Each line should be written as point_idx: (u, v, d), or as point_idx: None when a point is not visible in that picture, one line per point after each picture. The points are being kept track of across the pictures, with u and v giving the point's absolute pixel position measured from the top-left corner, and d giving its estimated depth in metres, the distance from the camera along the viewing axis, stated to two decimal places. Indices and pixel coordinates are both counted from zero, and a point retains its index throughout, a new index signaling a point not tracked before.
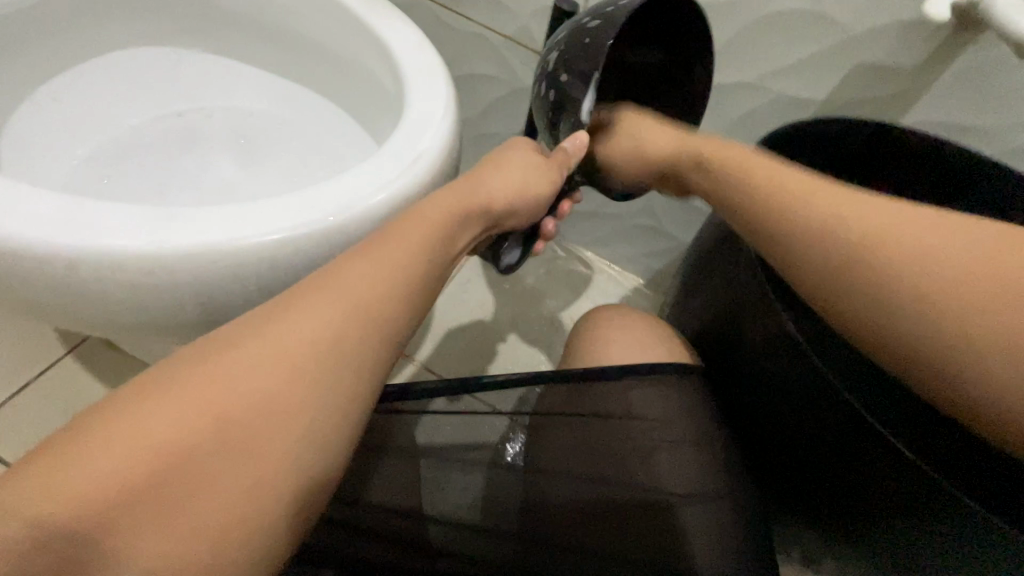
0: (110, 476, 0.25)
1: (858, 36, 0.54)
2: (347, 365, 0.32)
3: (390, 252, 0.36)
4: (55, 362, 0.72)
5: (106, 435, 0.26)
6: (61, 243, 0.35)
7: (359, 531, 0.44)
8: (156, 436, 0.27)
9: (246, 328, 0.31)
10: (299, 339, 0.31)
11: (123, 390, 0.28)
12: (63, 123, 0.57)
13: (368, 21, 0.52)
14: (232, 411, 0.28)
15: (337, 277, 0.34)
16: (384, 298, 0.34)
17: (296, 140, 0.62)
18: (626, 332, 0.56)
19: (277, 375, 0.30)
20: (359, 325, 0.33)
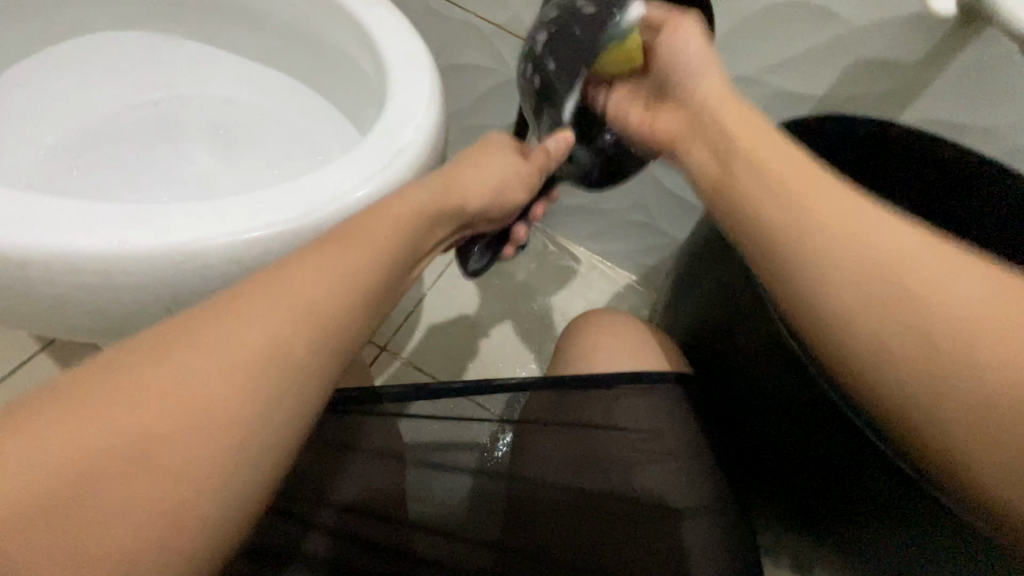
0: (48, 467, 0.24)
1: (859, 29, 0.52)
2: (306, 369, 0.30)
3: (352, 254, 0.34)
4: (27, 358, 0.69)
5: (48, 424, 0.24)
6: (14, 241, 0.33)
7: (325, 530, 0.43)
8: (101, 430, 0.25)
9: (188, 327, 0.29)
10: (250, 342, 0.29)
11: (74, 379, 0.26)
12: (28, 110, 0.54)
13: (350, 6, 0.49)
14: (166, 415, 0.26)
15: (289, 277, 0.32)
16: (346, 305, 0.32)
17: (276, 130, 0.59)
18: (617, 333, 0.55)
19: (223, 377, 0.28)
20: (311, 329, 0.31)
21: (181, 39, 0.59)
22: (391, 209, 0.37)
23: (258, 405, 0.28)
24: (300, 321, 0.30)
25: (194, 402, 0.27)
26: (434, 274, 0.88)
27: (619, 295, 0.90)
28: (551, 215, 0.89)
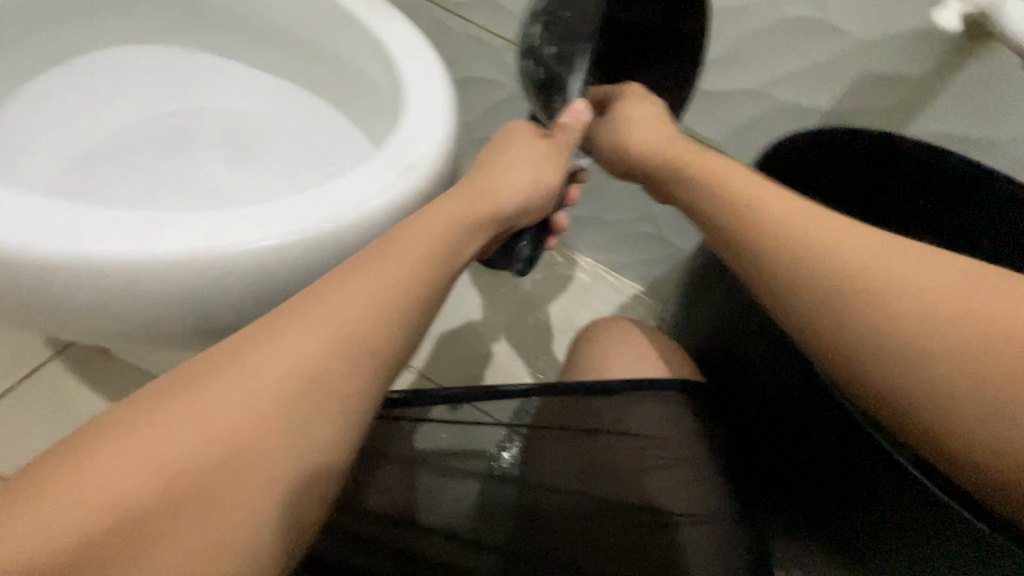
0: (117, 500, 0.25)
1: (865, 45, 0.53)
2: (337, 374, 0.31)
3: (383, 267, 0.34)
4: (41, 365, 0.70)
5: (104, 461, 0.26)
6: (42, 248, 0.34)
7: (341, 533, 0.44)
8: (157, 469, 0.26)
9: (231, 353, 0.30)
10: (286, 364, 0.30)
11: (115, 418, 0.27)
12: (54, 122, 0.56)
13: (366, 21, 0.51)
14: (217, 443, 0.28)
15: (321, 294, 0.33)
16: (377, 312, 0.33)
17: (292, 141, 0.61)
18: (626, 343, 0.55)
19: (267, 402, 0.29)
20: (343, 349, 0.31)
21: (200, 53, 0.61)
22: (424, 218, 0.38)
23: (295, 424, 0.29)
24: (331, 336, 0.31)
25: (242, 431, 0.28)
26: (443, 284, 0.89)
27: (626, 306, 0.91)
28: None
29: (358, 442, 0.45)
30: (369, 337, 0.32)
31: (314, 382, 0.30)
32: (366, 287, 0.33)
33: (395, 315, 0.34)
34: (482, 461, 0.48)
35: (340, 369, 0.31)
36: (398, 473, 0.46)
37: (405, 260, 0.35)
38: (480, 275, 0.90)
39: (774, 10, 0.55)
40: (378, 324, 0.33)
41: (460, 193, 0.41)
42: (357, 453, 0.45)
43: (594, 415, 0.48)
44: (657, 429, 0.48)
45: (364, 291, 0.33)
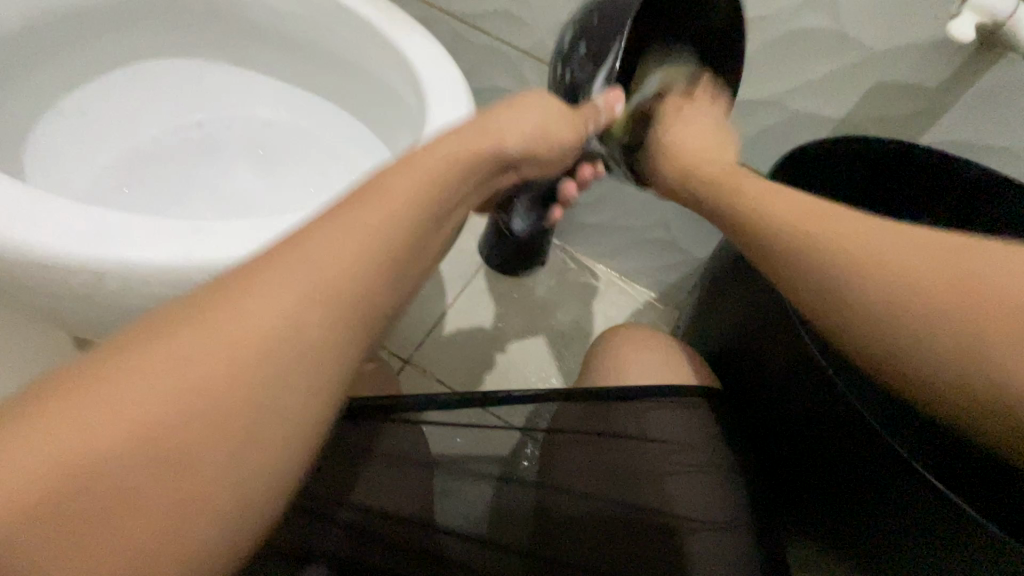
0: (86, 452, 0.22)
1: (879, 54, 0.54)
2: (330, 343, 0.29)
3: (369, 223, 0.32)
4: (67, 365, 0.72)
5: (82, 407, 0.23)
6: (85, 251, 0.36)
7: (347, 526, 0.43)
8: (137, 412, 0.24)
9: (197, 309, 0.27)
10: (258, 326, 0.27)
11: (104, 357, 0.25)
12: (89, 131, 0.58)
13: (388, 34, 0.52)
14: (175, 409, 0.24)
15: (300, 249, 0.30)
16: (368, 275, 0.30)
17: (313, 151, 0.63)
18: (642, 348, 0.56)
19: (238, 359, 0.26)
20: (323, 312, 0.29)
21: (227, 64, 0.63)
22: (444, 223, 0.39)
23: (270, 387, 0.27)
24: (314, 295, 0.29)
25: (207, 394, 0.25)
26: (457, 288, 0.90)
27: (638, 312, 0.92)
28: (570, 232, 0.91)
29: (366, 442, 0.45)
30: (357, 301, 0.30)
31: (293, 351, 0.27)
32: (351, 242, 0.31)
33: (391, 277, 0.32)
34: (496, 464, 0.48)
35: (321, 338, 0.28)
36: (412, 472, 0.47)
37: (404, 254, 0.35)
38: (493, 279, 0.92)
39: (790, 21, 0.56)
40: (373, 288, 0.31)
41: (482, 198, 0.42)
42: (366, 453, 0.45)
43: (608, 420, 0.49)
44: (670, 433, 0.49)
45: (352, 251, 0.30)
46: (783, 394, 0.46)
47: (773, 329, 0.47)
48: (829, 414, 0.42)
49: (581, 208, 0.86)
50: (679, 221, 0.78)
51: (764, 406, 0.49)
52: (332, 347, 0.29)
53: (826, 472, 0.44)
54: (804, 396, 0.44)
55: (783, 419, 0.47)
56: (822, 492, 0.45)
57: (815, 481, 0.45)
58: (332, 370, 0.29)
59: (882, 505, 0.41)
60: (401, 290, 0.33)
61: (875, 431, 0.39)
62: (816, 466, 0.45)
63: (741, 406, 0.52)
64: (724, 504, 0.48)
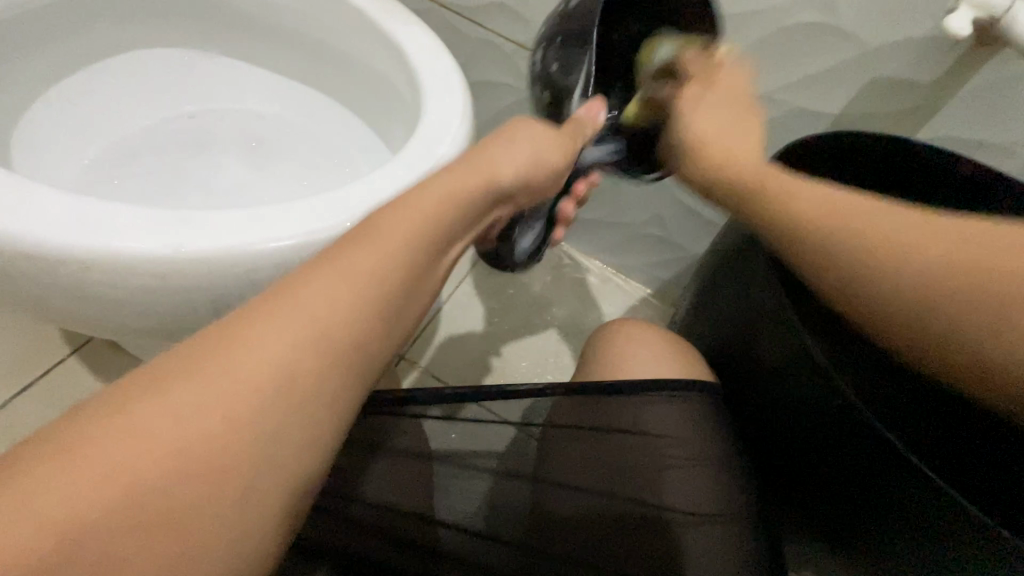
0: (94, 498, 0.23)
1: (877, 49, 0.54)
2: (322, 393, 0.29)
3: (360, 266, 0.32)
4: (58, 361, 0.70)
5: (84, 458, 0.24)
6: (74, 243, 0.35)
7: (351, 523, 0.44)
8: (140, 460, 0.25)
9: (185, 365, 0.27)
10: (249, 388, 0.27)
11: (106, 404, 0.25)
12: (78, 123, 0.57)
13: (383, 26, 0.52)
14: (171, 469, 0.25)
15: (291, 296, 0.30)
16: (361, 317, 0.31)
17: (307, 143, 0.62)
18: (639, 344, 0.56)
19: (231, 416, 0.27)
20: (316, 367, 0.29)
21: (219, 56, 0.62)
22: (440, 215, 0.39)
23: (264, 437, 0.27)
24: (306, 346, 0.29)
25: (204, 449, 0.26)
26: (453, 285, 0.89)
27: (635, 308, 0.91)
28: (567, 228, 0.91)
29: (371, 437, 0.46)
30: (349, 345, 0.30)
31: (284, 403, 0.28)
32: (343, 288, 0.31)
33: (387, 318, 0.32)
34: (495, 458, 0.48)
35: (314, 387, 0.29)
36: (409, 466, 0.46)
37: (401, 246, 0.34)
38: (490, 276, 0.91)
39: (787, 16, 0.55)
40: (369, 328, 0.31)
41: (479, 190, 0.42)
42: (371, 446, 0.46)
43: (607, 415, 0.49)
44: (670, 428, 0.49)
45: (346, 294, 0.31)
46: (782, 390, 0.46)
47: (772, 322, 0.46)
48: (827, 409, 0.42)
49: None
50: (675, 218, 0.78)
51: (764, 402, 0.48)
52: (323, 396, 0.29)
53: (825, 469, 0.44)
54: (803, 392, 0.44)
55: (782, 415, 0.47)
56: (821, 488, 0.45)
57: (815, 478, 0.45)
58: (330, 411, 0.30)
59: (881, 501, 0.40)
60: (397, 283, 0.33)
61: (872, 426, 0.39)
62: (814, 462, 0.45)
63: (740, 401, 0.52)
64: (724, 500, 0.48)
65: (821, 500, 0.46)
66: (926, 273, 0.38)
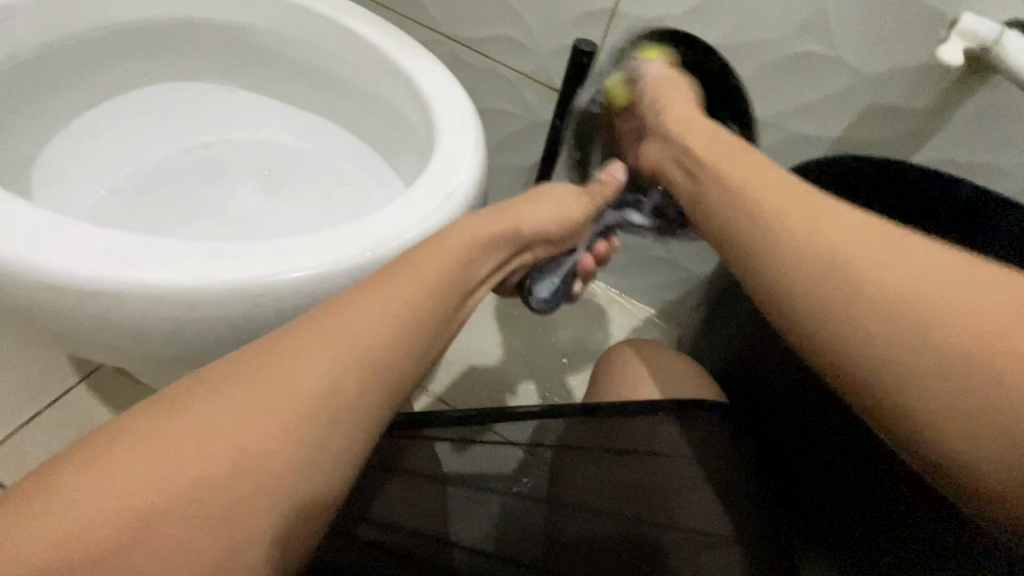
0: (140, 488, 0.25)
1: (872, 77, 0.56)
2: (343, 403, 0.31)
3: (387, 295, 0.34)
4: (67, 390, 0.70)
5: (134, 450, 0.26)
6: (101, 276, 0.36)
7: (368, 544, 0.43)
8: (181, 454, 0.27)
9: (225, 378, 0.30)
10: (287, 396, 0.30)
11: (154, 407, 0.28)
12: (97, 156, 0.58)
13: (398, 60, 0.54)
14: (220, 461, 0.27)
15: (333, 311, 0.33)
16: (386, 340, 0.33)
17: (324, 174, 0.63)
18: (647, 369, 0.57)
19: (269, 416, 0.29)
20: (345, 378, 0.31)
21: (235, 87, 0.64)
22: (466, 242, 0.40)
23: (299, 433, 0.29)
24: (337, 361, 0.31)
25: (246, 445, 0.28)
26: None
27: (640, 330, 0.92)
28: None
29: (393, 456, 0.46)
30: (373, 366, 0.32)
31: (312, 410, 0.30)
32: (369, 316, 0.33)
33: (409, 350, 0.34)
34: (505, 480, 0.48)
35: (342, 398, 0.31)
36: (422, 487, 0.46)
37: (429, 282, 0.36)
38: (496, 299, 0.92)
39: (783, 47, 0.58)
40: (391, 357, 0.33)
41: (492, 217, 0.42)
42: (389, 466, 0.46)
43: (618, 436, 0.50)
44: (682, 449, 0.50)
45: (370, 325, 0.33)
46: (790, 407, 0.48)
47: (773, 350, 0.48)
48: (843, 426, 0.44)
49: None
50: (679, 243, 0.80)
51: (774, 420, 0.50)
52: (348, 408, 0.31)
53: (840, 489, 0.45)
54: (819, 410, 0.45)
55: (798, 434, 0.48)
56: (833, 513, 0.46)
57: (827, 492, 0.46)
58: (350, 421, 0.31)
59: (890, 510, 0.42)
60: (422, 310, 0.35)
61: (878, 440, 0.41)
62: (826, 477, 0.46)
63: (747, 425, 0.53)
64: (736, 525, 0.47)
65: (831, 518, 0.46)
66: None
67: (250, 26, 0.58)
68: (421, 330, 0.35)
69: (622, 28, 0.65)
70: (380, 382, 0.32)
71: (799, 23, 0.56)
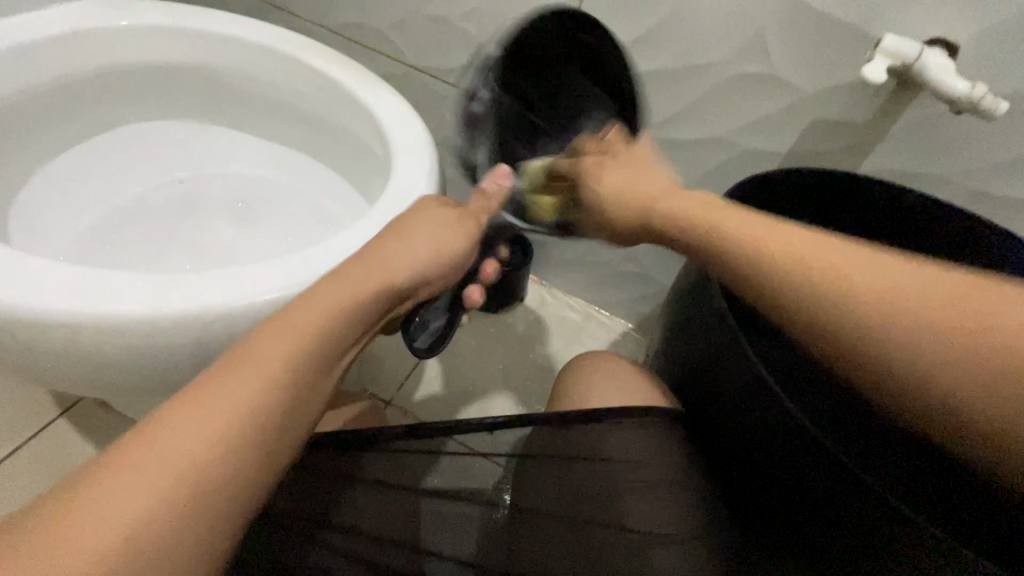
0: (90, 545, 0.27)
1: (811, 94, 0.59)
2: (254, 440, 0.32)
3: (267, 354, 0.34)
4: (46, 423, 0.71)
5: (82, 513, 0.27)
6: (60, 308, 0.38)
7: (330, 549, 0.45)
8: (130, 505, 0.28)
9: (97, 466, 0.29)
10: (201, 442, 0.31)
11: (90, 469, 0.29)
12: (71, 194, 0.60)
13: (359, 94, 0.56)
14: (139, 521, 0.28)
15: (258, 341, 0.35)
16: (266, 397, 0.33)
17: (294, 204, 0.66)
18: (609, 380, 0.58)
19: (143, 488, 0.29)
20: (273, 397, 0.33)
21: (207, 124, 0.66)
22: (377, 255, 0.42)
23: (241, 456, 0.32)
24: (214, 423, 0.31)
25: (163, 491, 0.29)
26: None
27: (616, 343, 0.94)
28: (547, 267, 0.94)
29: (349, 468, 0.47)
30: (255, 424, 0.32)
31: (191, 483, 0.30)
32: (270, 359, 0.34)
33: (293, 401, 0.35)
34: (480, 494, 0.51)
35: (218, 467, 0.31)
36: (391, 497, 0.48)
37: (348, 301, 0.38)
38: (473, 318, 0.94)
39: (726, 69, 0.61)
40: (290, 388, 0.34)
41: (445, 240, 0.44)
42: (347, 477, 0.47)
43: (573, 444, 0.50)
44: (633, 453, 0.50)
45: (248, 387, 0.33)
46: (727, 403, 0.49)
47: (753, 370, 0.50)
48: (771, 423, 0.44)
49: (558, 246, 0.89)
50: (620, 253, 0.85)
51: (717, 422, 0.50)
52: (262, 444, 0.33)
53: (772, 480, 0.45)
54: (753, 409, 0.46)
55: (738, 434, 0.48)
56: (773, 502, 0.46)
57: (762, 486, 0.46)
58: (235, 485, 0.31)
59: (823, 504, 0.42)
60: (334, 329, 0.37)
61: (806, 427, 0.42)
62: (761, 471, 0.46)
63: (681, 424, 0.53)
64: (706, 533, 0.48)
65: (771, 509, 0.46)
66: None
67: (221, 67, 0.61)
68: (319, 362, 0.36)
69: None
70: (290, 401, 0.34)
71: (740, 47, 0.59)
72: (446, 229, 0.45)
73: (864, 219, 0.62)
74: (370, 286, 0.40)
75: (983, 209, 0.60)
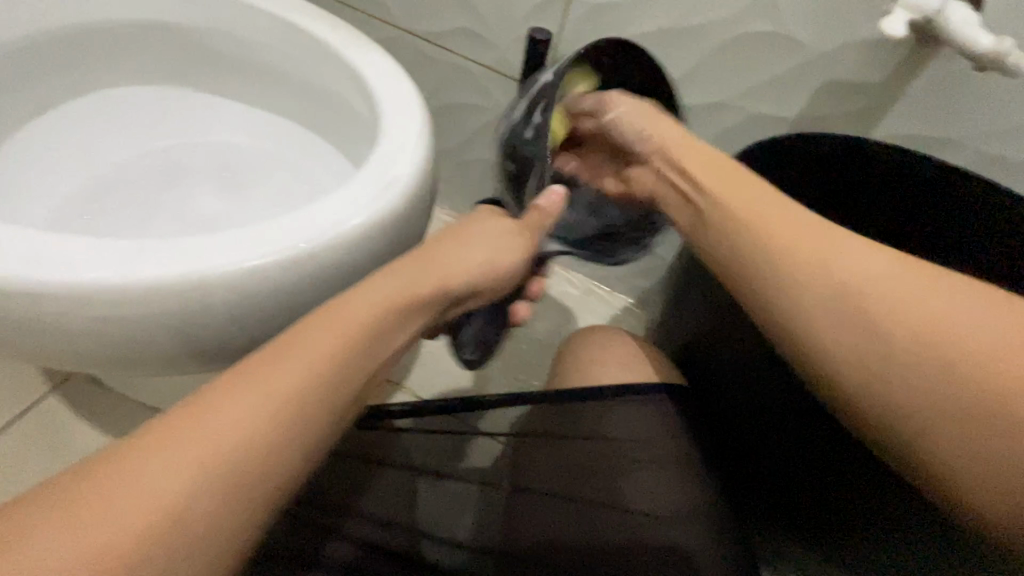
0: (112, 527, 0.26)
1: (822, 54, 0.56)
2: (284, 439, 0.31)
3: (301, 352, 0.33)
4: (36, 400, 0.70)
5: (103, 493, 0.27)
6: (23, 277, 0.35)
7: (348, 538, 0.43)
8: (150, 489, 0.27)
9: (128, 446, 0.29)
10: (233, 433, 0.30)
11: (119, 451, 0.29)
12: (46, 162, 0.57)
13: (343, 53, 0.53)
14: (159, 504, 0.27)
15: (296, 338, 0.34)
16: (331, 378, 0.34)
17: (282, 172, 0.63)
18: (609, 355, 0.57)
19: (209, 460, 0.29)
20: (308, 392, 0.33)
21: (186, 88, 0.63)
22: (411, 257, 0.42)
23: (269, 446, 0.31)
24: (280, 394, 0.32)
25: (188, 476, 0.28)
26: None
27: (617, 318, 0.92)
28: None
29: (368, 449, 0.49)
30: (296, 418, 0.32)
31: (221, 468, 0.29)
32: (308, 355, 0.33)
33: (351, 379, 0.35)
34: (477, 471, 0.52)
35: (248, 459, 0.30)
36: (398, 476, 0.49)
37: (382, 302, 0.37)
38: None
39: (733, 28, 0.58)
40: (326, 388, 0.33)
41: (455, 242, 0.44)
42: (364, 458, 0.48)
43: (588, 421, 0.48)
44: (643, 430, 0.48)
45: (292, 375, 0.32)
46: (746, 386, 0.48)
47: None
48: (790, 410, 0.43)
49: None
50: None
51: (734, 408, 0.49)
52: (294, 443, 0.32)
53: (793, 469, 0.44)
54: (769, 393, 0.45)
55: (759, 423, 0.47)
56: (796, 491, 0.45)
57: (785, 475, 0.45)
58: (290, 456, 0.31)
59: None
60: (372, 333, 0.37)
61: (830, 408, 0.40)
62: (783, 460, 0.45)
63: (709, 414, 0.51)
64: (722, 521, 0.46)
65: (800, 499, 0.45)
66: (893, 274, 0.38)
67: (197, 27, 0.58)
68: (355, 361, 0.35)
69: (576, 17, 0.64)
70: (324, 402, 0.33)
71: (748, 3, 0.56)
72: (500, 239, 0.46)
73: (880, 181, 0.59)
74: (407, 287, 0.39)
75: (999, 174, 0.58)
